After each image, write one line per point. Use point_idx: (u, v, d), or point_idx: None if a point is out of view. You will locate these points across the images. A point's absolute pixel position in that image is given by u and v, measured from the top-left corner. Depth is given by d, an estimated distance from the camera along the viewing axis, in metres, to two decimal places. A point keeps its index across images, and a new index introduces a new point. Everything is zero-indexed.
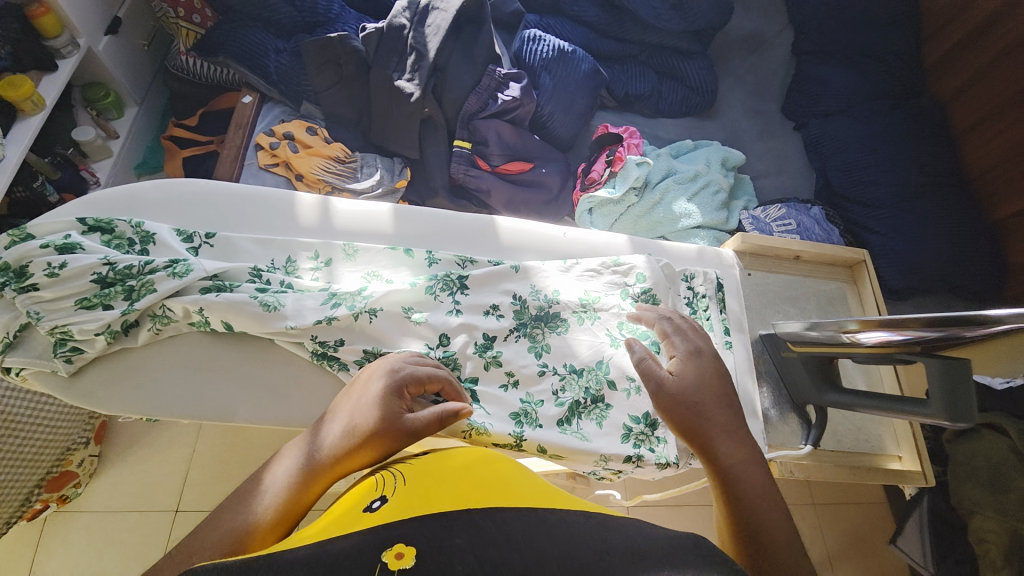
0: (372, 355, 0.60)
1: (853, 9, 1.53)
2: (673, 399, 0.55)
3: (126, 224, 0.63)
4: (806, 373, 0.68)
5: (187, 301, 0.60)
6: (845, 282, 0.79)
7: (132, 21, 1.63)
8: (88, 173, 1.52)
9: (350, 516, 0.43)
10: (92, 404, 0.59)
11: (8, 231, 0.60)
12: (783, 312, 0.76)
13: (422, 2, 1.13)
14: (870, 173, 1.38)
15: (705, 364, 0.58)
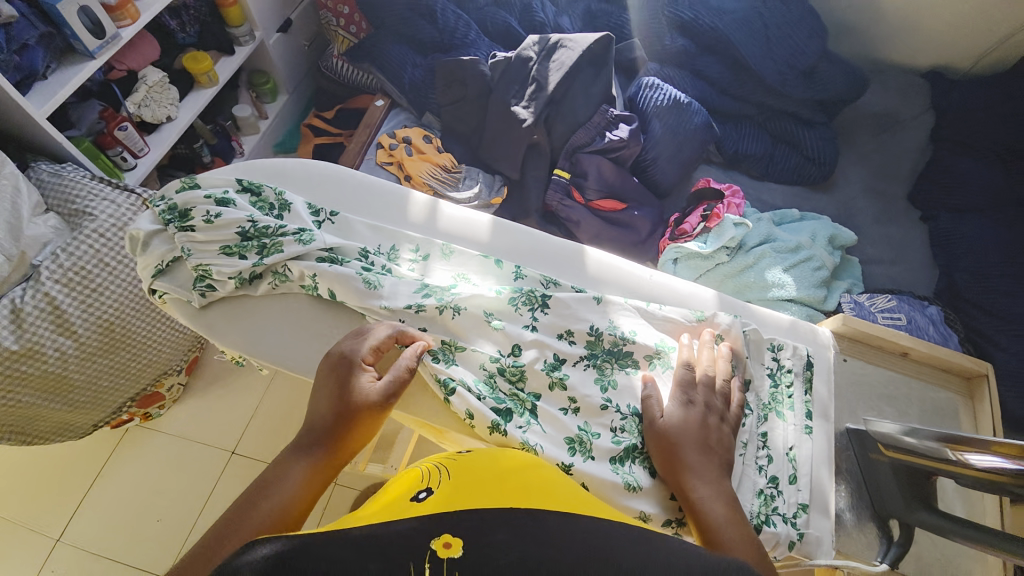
0: (449, 348, 0.60)
1: (1009, 105, 1.40)
2: (662, 436, 0.53)
3: (272, 191, 0.70)
4: (895, 485, 0.58)
5: (303, 267, 0.64)
6: (957, 394, 0.69)
7: (302, 23, 1.86)
8: (237, 144, 1.73)
9: (397, 504, 0.47)
10: (211, 335, 0.65)
11: (182, 178, 0.71)
12: (879, 411, 0.66)
13: (551, 39, 1.19)
14: (1004, 283, 1.23)
15: (700, 401, 0.54)
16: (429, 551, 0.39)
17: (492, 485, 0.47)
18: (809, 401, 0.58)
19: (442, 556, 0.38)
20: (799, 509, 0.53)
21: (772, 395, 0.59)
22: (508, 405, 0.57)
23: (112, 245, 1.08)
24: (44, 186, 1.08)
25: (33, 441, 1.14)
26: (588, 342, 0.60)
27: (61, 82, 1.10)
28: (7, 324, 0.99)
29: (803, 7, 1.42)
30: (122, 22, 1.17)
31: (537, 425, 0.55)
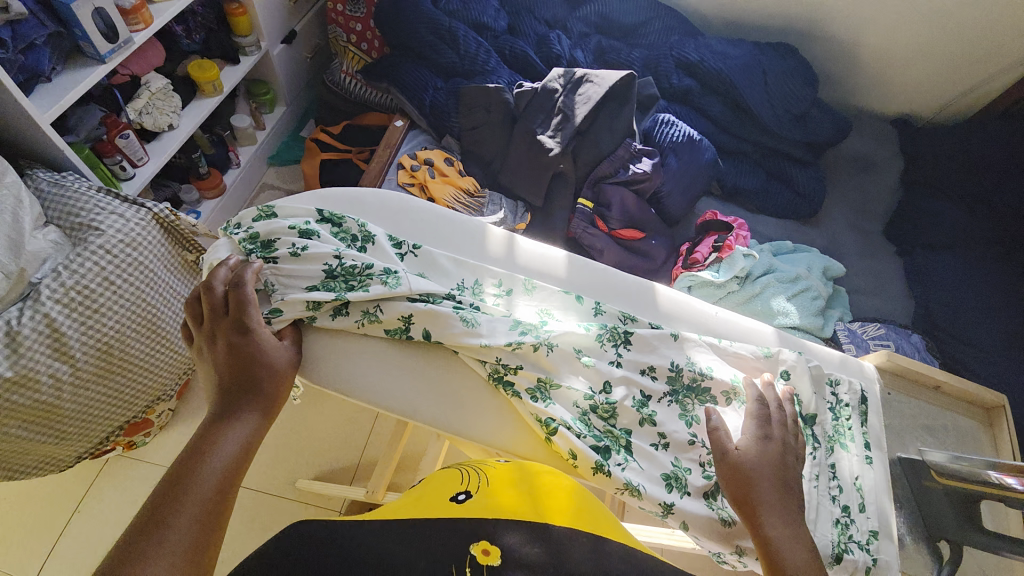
0: (545, 385, 0.64)
1: (968, 155, 1.57)
2: (736, 471, 0.55)
3: (353, 222, 0.74)
4: (950, 508, 0.65)
5: (389, 311, 0.68)
6: (978, 422, 0.77)
7: (305, 34, 1.82)
8: (234, 154, 1.67)
9: (439, 499, 0.55)
10: (308, 374, 0.67)
11: (259, 207, 0.75)
12: (922, 440, 0.73)
13: (577, 73, 1.25)
14: (971, 314, 1.37)
15: (776, 436, 0.58)
16: (471, 555, 0.46)
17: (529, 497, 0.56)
18: (865, 432, 0.64)
19: (483, 561, 0.46)
20: (869, 536, 0.58)
21: (835, 428, 0.64)
22: (605, 443, 0.61)
23: (119, 264, 1.01)
24: (43, 199, 1.00)
25: (15, 474, 1.04)
26: (670, 376, 0.65)
27: (68, 87, 1.03)
28: (2, 349, 0.90)
29: (795, 58, 1.55)
30: (135, 26, 1.12)
31: (634, 462, 0.60)
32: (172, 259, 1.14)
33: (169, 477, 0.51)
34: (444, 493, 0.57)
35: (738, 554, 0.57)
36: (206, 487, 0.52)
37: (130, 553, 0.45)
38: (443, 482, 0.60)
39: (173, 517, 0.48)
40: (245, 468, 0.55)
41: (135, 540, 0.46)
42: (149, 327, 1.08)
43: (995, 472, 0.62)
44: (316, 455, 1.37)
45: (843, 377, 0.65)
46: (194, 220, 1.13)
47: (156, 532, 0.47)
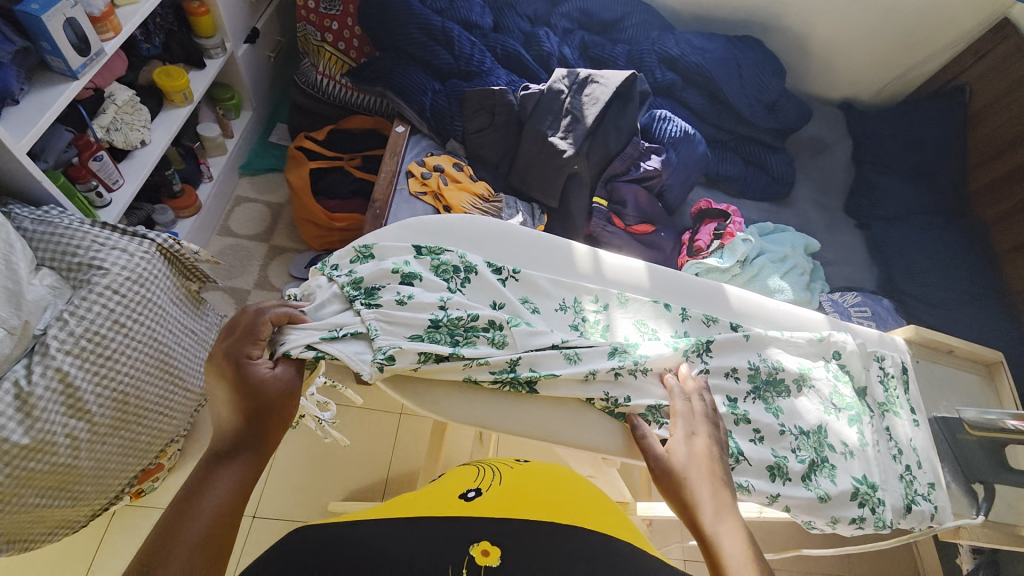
0: (654, 410, 0.69)
1: (905, 134, 1.67)
2: (671, 473, 0.61)
3: (453, 254, 0.76)
4: (982, 454, 0.82)
5: (494, 356, 0.68)
6: (983, 376, 0.97)
7: (266, 31, 1.67)
8: (206, 168, 1.54)
9: (449, 497, 0.63)
10: (419, 405, 0.67)
11: (353, 246, 0.77)
12: (948, 399, 0.92)
13: (581, 74, 1.29)
14: (924, 277, 1.50)
15: (702, 432, 0.64)
16: (469, 555, 0.52)
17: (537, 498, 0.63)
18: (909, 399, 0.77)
19: (480, 562, 0.51)
20: (928, 487, 0.73)
21: (886, 397, 0.77)
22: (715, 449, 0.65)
23: (128, 303, 0.93)
24: (30, 238, 0.92)
25: (27, 548, 0.94)
26: (750, 374, 0.72)
27: (40, 109, 0.96)
28: (13, 414, 0.81)
29: (764, 51, 1.67)
30: (105, 35, 1.05)
31: (743, 463, 0.65)
32: (177, 291, 1.05)
33: (170, 511, 0.51)
34: (457, 489, 0.66)
35: (832, 522, 0.66)
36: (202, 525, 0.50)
37: None
38: (461, 478, 0.70)
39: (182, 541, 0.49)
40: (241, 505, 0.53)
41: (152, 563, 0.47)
42: (163, 367, 1.00)
43: (1011, 420, 0.80)
44: (341, 478, 1.31)
45: (887, 353, 0.78)
46: (198, 247, 1.05)
47: (164, 555, 0.48)
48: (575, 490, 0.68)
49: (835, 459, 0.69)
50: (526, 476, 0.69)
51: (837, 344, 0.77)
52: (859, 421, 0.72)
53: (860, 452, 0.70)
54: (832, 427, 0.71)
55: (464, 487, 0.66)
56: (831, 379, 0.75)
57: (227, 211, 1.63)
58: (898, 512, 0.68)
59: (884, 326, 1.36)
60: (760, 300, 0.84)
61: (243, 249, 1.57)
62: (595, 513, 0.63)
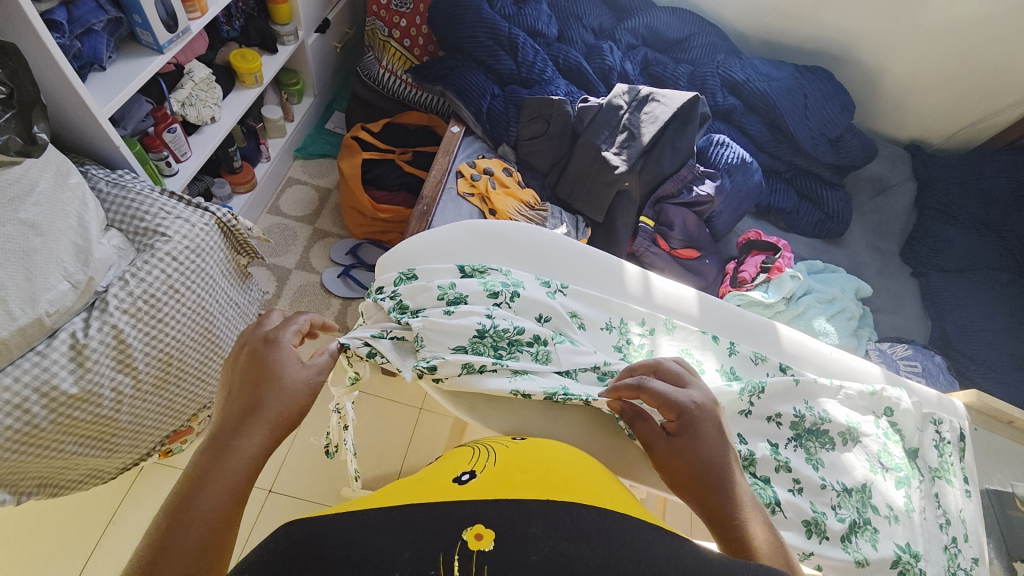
0: None
1: (978, 183, 1.57)
2: (667, 459, 0.57)
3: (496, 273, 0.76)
4: None
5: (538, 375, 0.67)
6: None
7: (337, 23, 1.73)
8: (265, 147, 1.59)
9: (439, 482, 0.53)
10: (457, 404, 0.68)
11: (398, 269, 0.77)
12: (1003, 473, 0.86)
13: (642, 92, 1.29)
14: (983, 336, 1.39)
15: (704, 405, 0.58)
16: (459, 542, 0.42)
17: (534, 477, 0.52)
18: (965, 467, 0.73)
19: (473, 547, 0.42)
20: (974, 563, 0.68)
21: (941, 463, 0.72)
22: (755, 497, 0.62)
23: (183, 271, 0.98)
24: (104, 199, 0.98)
25: (60, 490, 0.99)
26: (794, 421, 0.69)
27: (126, 78, 1.02)
28: (66, 363, 0.85)
29: (834, 84, 1.61)
30: (193, 14, 1.12)
31: (780, 514, 0.63)
32: (228, 264, 1.10)
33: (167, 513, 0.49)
34: (449, 474, 0.55)
35: None
36: (198, 531, 0.48)
37: None
38: (454, 462, 0.59)
39: (179, 543, 0.47)
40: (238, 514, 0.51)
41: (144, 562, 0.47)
42: (205, 335, 1.04)
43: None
44: (354, 464, 1.33)
45: (947, 418, 0.74)
46: (252, 223, 1.09)
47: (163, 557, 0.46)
48: (576, 469, 0.55)
49: (879, 522, 0.65)
50: (524, 452, 0.58)
51: (890, 400, 0.74)
52: (907, 483, 0.68)
53: (905, 517, 0.66)
54: (879, 487, 0.67)
55: (457, 471, 0.56)
56: (880, 435, 0.71)
57: (278, 191, 1.68)
58: None
59: (934, 383, 1.27)
60: (812, 342, 0.81)
61: (289, 229, 1.62)
62: (600, 492, 0.52)
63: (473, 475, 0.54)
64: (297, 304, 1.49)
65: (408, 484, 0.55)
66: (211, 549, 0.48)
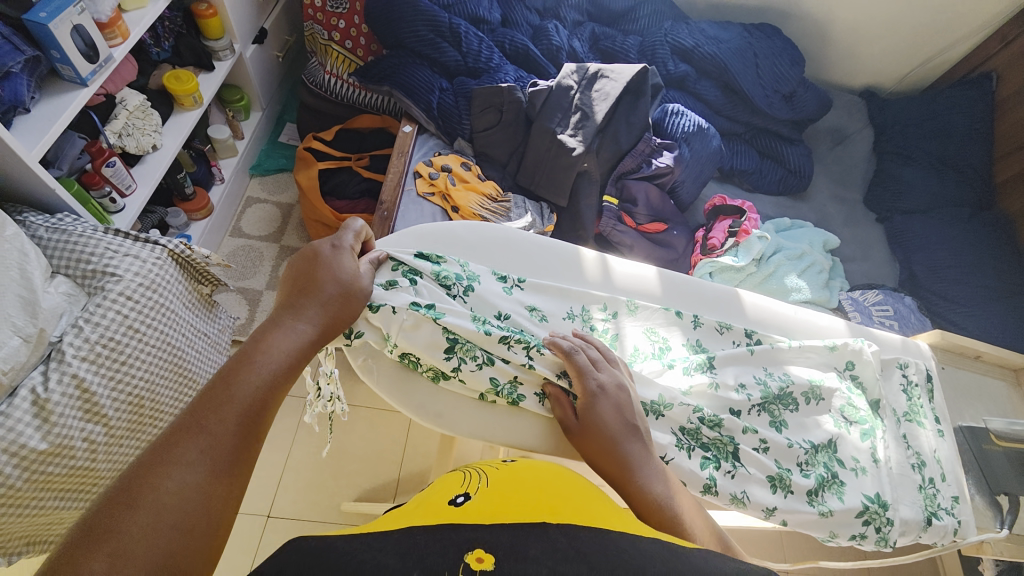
0: (685, 434, 0.65)
1: (932, 122, 1.59)
2: (581, 436, 0.60)
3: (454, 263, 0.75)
4: (1012, 467, 0.80)
5: (474, 379, 0.67)
6: (1012, 382, 0.95)
7: (275, 32, 1.67)
8: (217, 170, 1.54)
9: (435, 506, 0.52)
10: (410, 405, 0.68)
11: None
12: (972, 408, 0.90)
13: (591, 70, 1.27)
14: (950, 272, 1.42)
15: (609, 384, 0.62)
16: (462, 566, 0.40)
17: (525, 501, 0.50)
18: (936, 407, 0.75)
19: (474, 569, 0.40)
20: (953, 500, 0.70)
21: (911, 406, 0.75)
22: (713, 452, 0.65)
23: (140, 310, 0.94)
24: (46, 246, 0.94)
25: (49, 547, 0.97)
26: (759, 388, 0.70)
27: (51, 117, 0.97)
28: (30, 420, 0.82)
29: (783, 40, 1.61)
30: (114, 40, 1.07)
31: (743, 469, 0.64)
32: (189, 295, 1.07)
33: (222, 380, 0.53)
34: (443, 497, 0.55)
35: (831, 537, 0.65)
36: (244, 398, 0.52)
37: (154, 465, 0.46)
38: (446, 486, 0.58)
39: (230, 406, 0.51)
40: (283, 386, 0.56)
41: (140, 473, 0.45)
42: (176, 371, 1.01)
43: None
44: (352, 477, 1.32)
45: (911, 361, 0.76)
46: (208, 252, 1.07)
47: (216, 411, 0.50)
48: (566, 487, 0.55)
49: (845, 475, 0.67)
50: (516, 474, 0.57)
51: (851, 353, 0.75)
52: (871, 434, 0.70)
53: (874, 467, 0.68)
54: (845, 441, 0.69)
55: (452, 494, 0.55)
56: (844, 391, 0.72)
57: (238, 212, 1.64)
58: (910, 525, 0.66)
59: (906, 325, 1.30)
60: (777, 306, 0.82)
61: (254, 250, 1.58)
62: (594, 509, 0.50)
63: (467, 497, 0.53)
64: None
65: (406, 507, 0.54)
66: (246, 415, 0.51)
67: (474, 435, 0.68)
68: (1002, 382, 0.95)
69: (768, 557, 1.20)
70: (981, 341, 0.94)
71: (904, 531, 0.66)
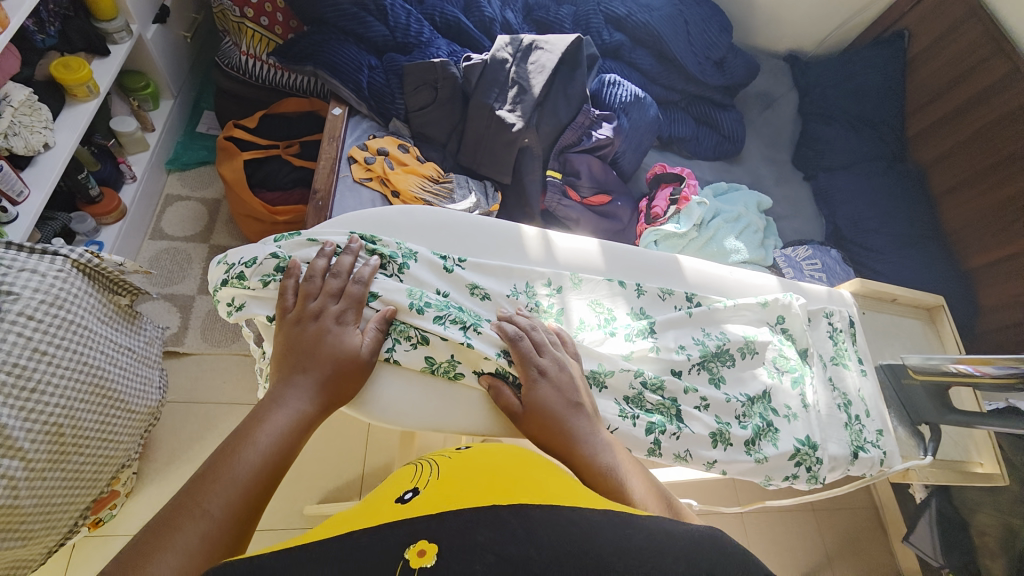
0: (631, 400, 0.68)
1: (850, 83, 1.67)
2: (527, 423, 0.62)
3: (389, 239, 0.73)
4: (927, 398, 0.88)
5: (410, 361, 0.66)
6: (924, 320, 1.04)
7: (178, 11, 1.51)
8: (126, 166, 1.40)
9: (383, 506, 0.51)
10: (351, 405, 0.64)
11: (230, 271, 0.67)
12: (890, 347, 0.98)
13: (524, 41, 1.24)
14: (870, 223, 1.53)
15: (547, 368, 0.64)
16: (402, 562, 0.40)
17: (480, 488, 0.50)
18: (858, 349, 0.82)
19: (415, 566, 0.40)
20: (877, 434, 0.77)
21: (837, 350, 0.80)
22: (657, 415, 0.67)
23: (46, 330, 0.85)
24: None
25: None
26: (697, 348, 0.73)
27: None
28: None
29: (712, 6, 1.63)
30: None
31: (686, 429, 0.67)
32: (105, 308, 0.98)
33: (224, 450, 0.53)
34: (393, 496, 0.53)
35: (767, 481, 0.69)
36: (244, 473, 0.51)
37: (152, 539, 0.45)
38: (398, 482, 0.57)
39: (230, 477, 0.50)
40: (287, 455, 0.55)
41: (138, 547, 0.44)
42: (98, 392, 0.93)
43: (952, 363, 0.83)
44: (313, 480, 1.28)
45: (836, 309, 0.81)
46: (121, 258, 0.97)
47: (212, 480, 0.50)
48: (520, 467, 0.55)
49: (779, 422, 0.71)
50: (469, 461, 0.57)
51: (781, 307, 0.79)
52: (800, 381, 0.75)
53: (803, 412, 0.72)
54: (778, 390, 0.73)
55: (401, 491, 0.54)
56: (775, 344, 0.77)
57: (157, 213, 1.50)
58: (834, 464, 0.71)
59: (833, 276, 1.39)
60: (714, 268, 0.85)
61: (180, 252, 1.46)
62: (550, 487, 0.50)
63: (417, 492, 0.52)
64: (209, 332, 1.37)
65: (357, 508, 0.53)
66: (246, 497, 0.50)
67: (421, 424, 0.65)
68: (916, 321, 1.04)
69: (721, 502, 1.29)
70: (896, 285, 1.02)
71: (833, 467, 0.72)
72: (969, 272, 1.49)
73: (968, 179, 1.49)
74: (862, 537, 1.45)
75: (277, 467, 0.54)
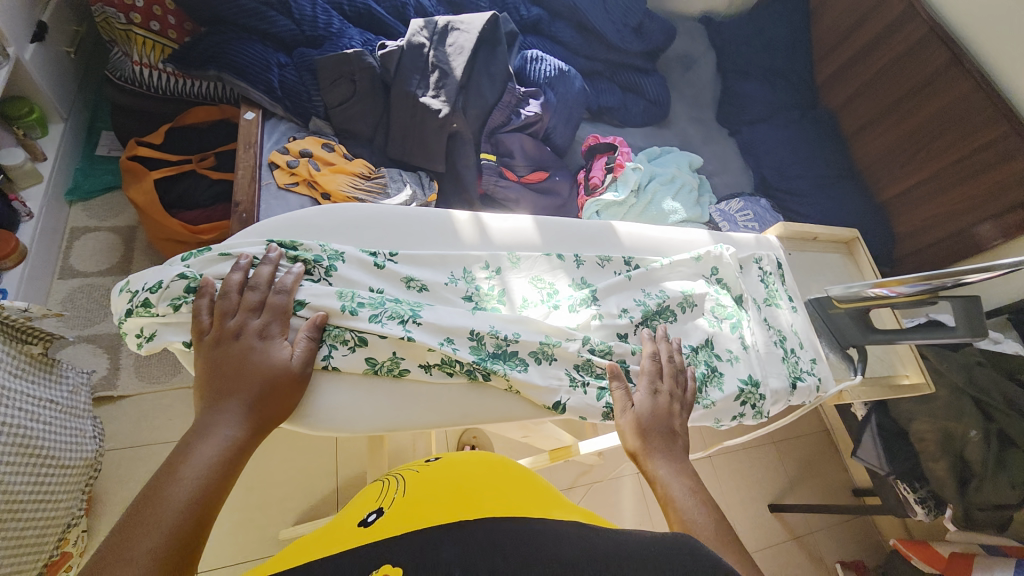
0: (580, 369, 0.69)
1: (761, 38, 1.74)
2: (630, 427, 0.64)
3: (312, 243, 0.70)
4: (851, 322, 0.94)
5: (349, 364, 0.64)
6: (845, 253, 1.12)
7: (58, 24, 1.37)
8: (20, 203, 1.25)
9: (347, 529, 0.55)
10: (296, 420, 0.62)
11: (132, 299, 0.62)
12: (817, 281, 1.06)
13: (439, 23, 1.20)
14: (793, 170, 1.61)
15: (664, 391, 0.67)
16: None
17: (443, 503, 0.54)
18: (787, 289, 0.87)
19: None
20: (812, 363, 0.82)
21: (769, 292, 0.85)
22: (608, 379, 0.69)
23: None
24: None
25: None
26: (639, 309, 0.75)
27: None
28: None
29: None
30: None
31: (636, 388, 0.70)
32: (13, 361, 0.89)
33: (152, 488, 0.49)
34: (357, 517, 0.58)
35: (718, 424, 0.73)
36: (176, 509, 0.48)
37: None
38: (362, 502, 0.62)
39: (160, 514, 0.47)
40: (223, 482, 0.52)
41: None
42: (23, 450, 0.84)
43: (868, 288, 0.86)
44: (286, 501, 1.24)
45: (763, 254, 0.86)
46: (24, 304, 0.88)
47: (138, 521, 0.46)
48: (480, 479, 0.61)
49: (723, 367, 0.75)
50: (432, 476, 0.61)
51: (713, 259, 0.83)
52: (738, 326, 0.78)
53: (744, 353, 0.76)
54: (719, 337, 0.77)
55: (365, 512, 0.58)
56: (712, 294, 0.80)
57: (65, 248, 1.37)
58: (776, 399, 0.76)
59: (765, 224, 1.47)
60: (647, 230, 0.87)
61: (99, 288, 1.35)
62: (511, 502, 0.56)
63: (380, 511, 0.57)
64: (145, 368, 1.28)
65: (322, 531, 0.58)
66: (181, 533, 0.47)
67: (372, 427, 0.64)
68: (838, 256, 1.12)
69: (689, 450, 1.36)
70: (816, 224, 1.09)
71: (776, 400, 0.76)
72: (884, 204, 1.61)
73: (875, 117, 1.59)
74: (814, 457, 1.59)
75: (212, 496, 0.51)
